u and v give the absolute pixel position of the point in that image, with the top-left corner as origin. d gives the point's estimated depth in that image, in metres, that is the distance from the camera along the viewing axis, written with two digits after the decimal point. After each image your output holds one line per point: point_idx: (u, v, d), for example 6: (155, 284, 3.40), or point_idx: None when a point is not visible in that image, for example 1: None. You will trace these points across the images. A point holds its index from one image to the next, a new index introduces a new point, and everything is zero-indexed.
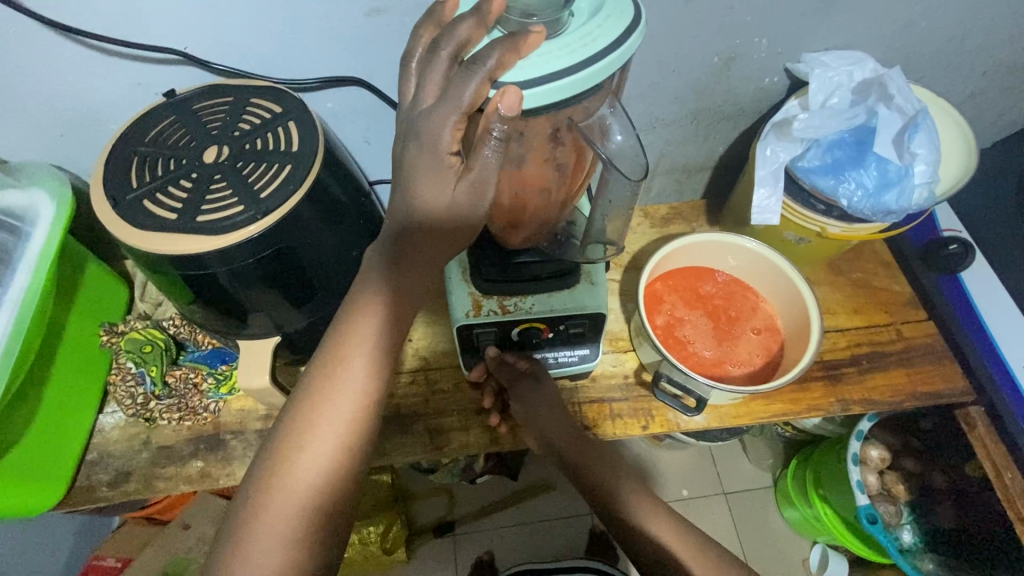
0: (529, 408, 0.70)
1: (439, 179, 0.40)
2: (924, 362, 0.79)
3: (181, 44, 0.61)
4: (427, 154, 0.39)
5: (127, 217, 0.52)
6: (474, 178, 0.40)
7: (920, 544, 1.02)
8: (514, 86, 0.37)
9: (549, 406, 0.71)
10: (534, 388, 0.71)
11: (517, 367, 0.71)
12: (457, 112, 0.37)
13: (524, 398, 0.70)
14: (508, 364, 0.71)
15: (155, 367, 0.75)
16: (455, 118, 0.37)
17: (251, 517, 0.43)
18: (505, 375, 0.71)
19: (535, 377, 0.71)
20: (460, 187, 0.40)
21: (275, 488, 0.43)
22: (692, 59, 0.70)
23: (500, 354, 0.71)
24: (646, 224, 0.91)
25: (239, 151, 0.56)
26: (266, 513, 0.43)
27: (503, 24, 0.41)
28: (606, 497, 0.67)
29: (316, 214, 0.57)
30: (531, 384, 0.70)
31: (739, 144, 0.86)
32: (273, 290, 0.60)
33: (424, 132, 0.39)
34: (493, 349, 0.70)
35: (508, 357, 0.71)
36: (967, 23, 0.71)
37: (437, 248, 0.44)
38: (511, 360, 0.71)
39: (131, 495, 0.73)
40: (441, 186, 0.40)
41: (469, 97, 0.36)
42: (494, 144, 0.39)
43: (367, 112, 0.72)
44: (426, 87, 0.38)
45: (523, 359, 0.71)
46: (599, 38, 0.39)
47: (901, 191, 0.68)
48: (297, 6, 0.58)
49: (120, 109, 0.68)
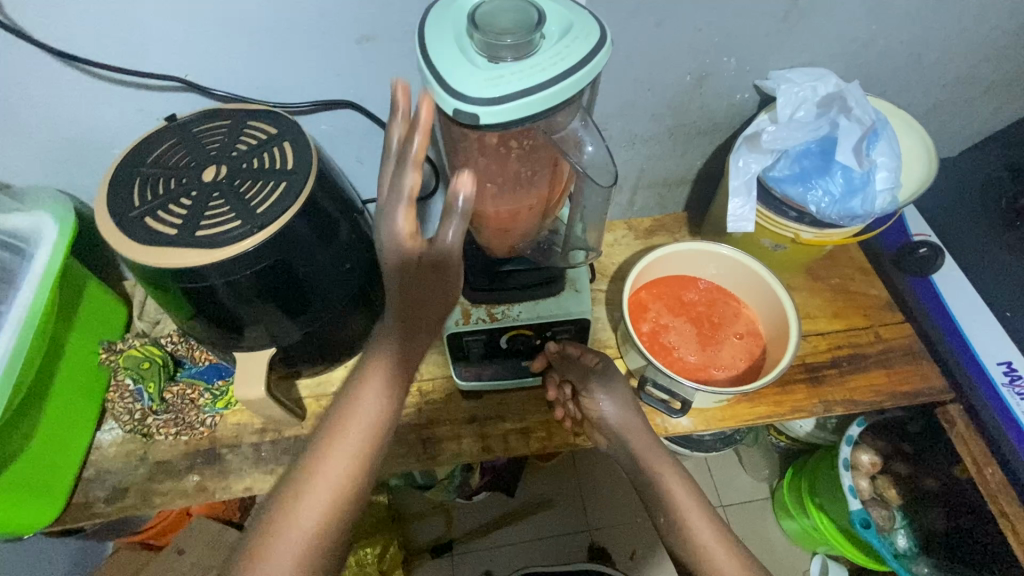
0: (595, 397, 0.69)
1: (397, 254, 0.46)
2: (902, 362, 0.82)
3: (182, 72, 0.65)
4: (391, 244, 0.46)
5: (129, 233, 0.55)
6: (440, 246, 0.47)
7: (915, 548, 1.02)
8: (466, 172, 0.44)
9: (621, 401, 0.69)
10: (606, 382, 0.69)
11: (583, 361, 0.70)
12: (406, 198, 0.44)
13: (593, 390, 0.69)
14: (571, 358, 0.70)
15: (153, 384, 0.77)
16: (404, 208, 0.44)
17: (259, 546, 0.48)
18: (571, 367, 0.70)
19: (603, 370, 0.70)
20: (427, 256, 0.47)
21: (283, 519, 0.49)
22: (666, 78, 0.74)
23: (564, 347, 0.70)
24: (631, 236, 0.95)
25: (237, 170, 0.59)
26: (274, 543, 0.48)
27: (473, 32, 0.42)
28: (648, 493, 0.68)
29: (310, 228, 0.60)
30: (600, 378, 0.69)
31: (716, 159, 0.90)
32: (269, 303, 0.62)
33: (385, 226, 0.45)
34: (556, 343, 0.71)
35: (571, 351, 0.70)
36: (922, 40, 0.76)
37: (422, 304, 0.51)
38: (574, 353, 0.70)
39: (128, 511, 0.74)
40: (398, 256, 0.46)
41: (410, 188, 0.43)
42: (456, 215, 0.46)
43: (359, 134, 0.75)
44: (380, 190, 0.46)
45: (589, 353, 0.70)
46: (566, 58, 0.41)
47: (865, 196, 0.72)
48: (292, 34, 0.62)
49: (122, 135, 0.71)
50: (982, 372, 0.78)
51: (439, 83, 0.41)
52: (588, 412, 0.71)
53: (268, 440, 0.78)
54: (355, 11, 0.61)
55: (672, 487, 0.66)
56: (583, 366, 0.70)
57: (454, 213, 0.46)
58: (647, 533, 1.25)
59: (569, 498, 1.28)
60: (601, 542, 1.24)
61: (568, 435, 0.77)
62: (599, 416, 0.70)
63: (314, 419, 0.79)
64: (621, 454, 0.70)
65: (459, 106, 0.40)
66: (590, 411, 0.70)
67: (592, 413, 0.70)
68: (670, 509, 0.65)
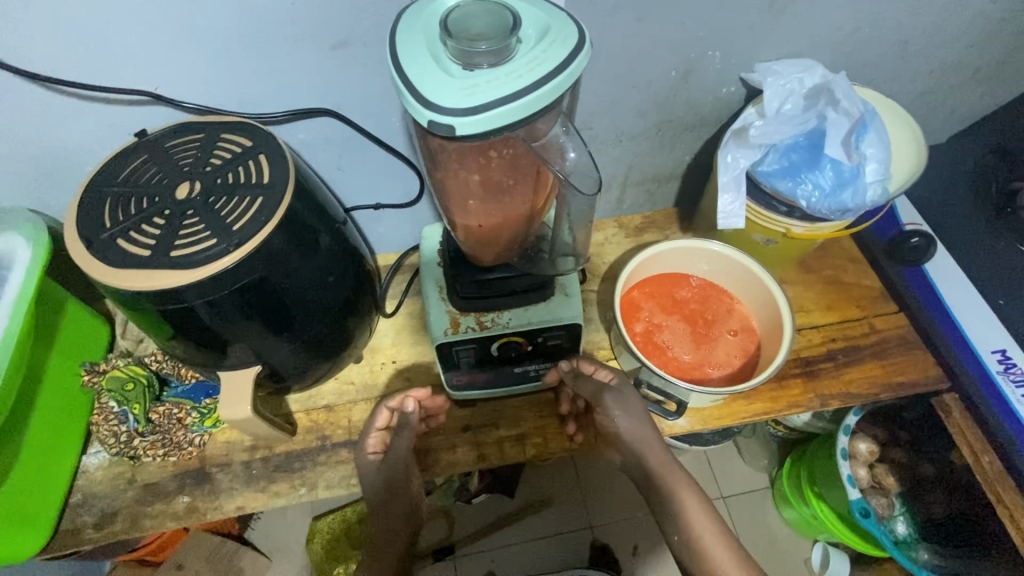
0: (610, 415, 0.70)
1: (380, 468, 0.72)
2: (898, 353, 0.81)
3: (151, 85, 0.63)
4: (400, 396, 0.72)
5: (101, 256, 0.53)
6: (393, 457, 0.71)
7: (914, 534, 1.02)
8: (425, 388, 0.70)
9: (634, 415, 0.69)
10: (618, 397, 0.69)
11: (597, 378, 0.69)
12: (380, 431, 0.73)
13: (608, 408, 0.70)
14: (584, 376, 0.70)
15: (137, 405, 0.76)
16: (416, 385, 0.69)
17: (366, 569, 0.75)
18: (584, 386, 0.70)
19: (617, 388, 0.70)
20: (386, 470, 0.72)
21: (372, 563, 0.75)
22: (651, 74, 0.73)
23: (578, 363, 0.70)
24: (621, 234, 0.94)
25: (210, 186, 0.57)
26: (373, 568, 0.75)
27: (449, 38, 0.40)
28: (661, 498, 0.69)
29: (290, 242, 0.59)
30: (614, 395, 0.69)
31: (705, 153, 0.88)
32: (252, 320, 0.60)
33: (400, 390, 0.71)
34: (571, 360, 0.70)
35: (585, 368, 0.69)
36: (908, 27, 0.75)
37: (399, 491, 0.73)
38: (588, 370, 0.69)
39: (118, 536, 0.72)
40: (378, 468, 0.72)
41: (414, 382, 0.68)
42: (406, 432, 0.71)
43: (339, 142, 0.73)
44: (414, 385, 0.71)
45: (603, 369, 0.70)
46: (544, 63, 0.39)
47: (855, 189, 0.71)
48: (264, 42, 0.60)
49: (93, 151, 0.69)
50: (975, 358, 0.79)
51: (414, 93, 0.39)
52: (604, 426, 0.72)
53: (259, 457, 0.76)
54: (328, 17, 0.59)
55: (689, 507, 0.66)
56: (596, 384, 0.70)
57: (404, 428, 0.71)
58: (648, 530, 1.24)
59: (569, 496, 1.28)
60: (603, 540, 1.24)
61: (564, 438, 0.77)
62: (615, 431, 0.71)
63: (305, 434, 0.78)
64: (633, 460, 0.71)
65: (434, 117, 0.38)
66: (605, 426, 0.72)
67: (606, 427, 0.72)
68: (684, 529, 0.66)
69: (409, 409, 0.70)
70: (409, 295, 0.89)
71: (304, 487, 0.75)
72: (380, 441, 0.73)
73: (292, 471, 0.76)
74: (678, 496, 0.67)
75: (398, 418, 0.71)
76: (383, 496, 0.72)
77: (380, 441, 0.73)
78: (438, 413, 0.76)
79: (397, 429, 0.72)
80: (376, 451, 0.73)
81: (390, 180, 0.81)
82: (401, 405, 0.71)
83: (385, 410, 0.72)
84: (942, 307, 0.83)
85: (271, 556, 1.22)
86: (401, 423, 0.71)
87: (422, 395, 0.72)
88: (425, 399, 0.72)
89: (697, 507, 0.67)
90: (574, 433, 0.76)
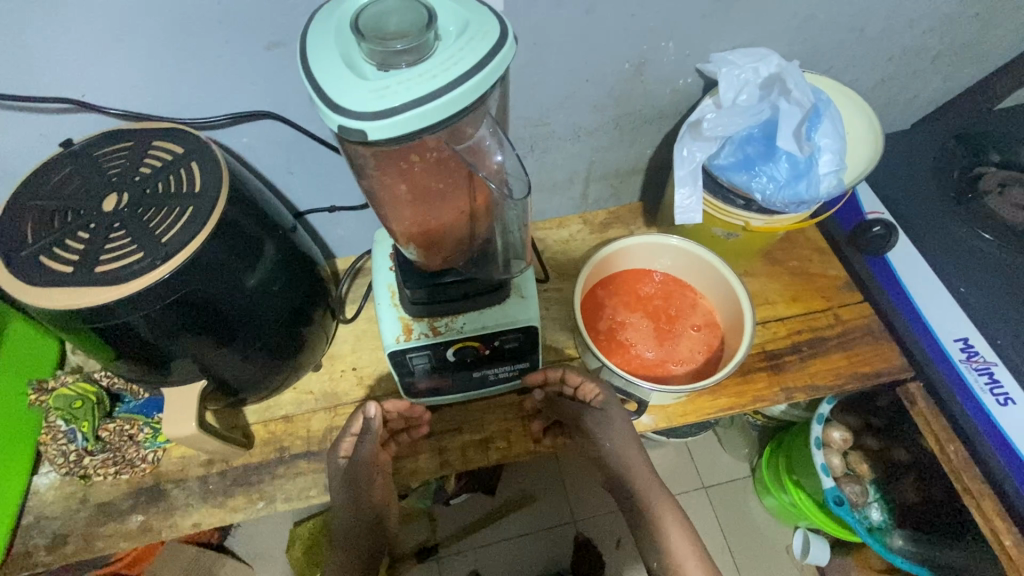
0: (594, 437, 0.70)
1: (344, 475, 0.65)
2: (863, 343, 0.81)
3: (77, 92, 0.60)
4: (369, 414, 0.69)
5: (24, 275, 0.51)
6: (355, 463, 0.65)
7: (889, 521, 1.02)
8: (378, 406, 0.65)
9: (617, 433, 0.67)
10: (601, 419, 0.69)
11: (583, 393, 0.70)
12: (356, 436, 0.67)
13: (591, 429, 0.70)
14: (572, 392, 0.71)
15: (86, 423, 0.73)
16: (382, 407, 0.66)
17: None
18: (569, 405, 0.71)
19: (599, 408, 0.69)
20: (349, 477, 0.65)
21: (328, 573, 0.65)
22: (604, 67, 0.71)
23: (563, 376, 0.71)
24: (586, 231, 0.93)
25: (139, 197, 0.55)
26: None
27: (362, 40, 0.39)
28: (637, 512, 0.66)
29: (228, 252, 0.56)
30: (595, 417, 0.69)
31: (666, 146, 0.87)
32: (195, 335, 0.58)
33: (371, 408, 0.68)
34: (557, 372, 0.71)
35: (572, 380, 0.70)
36: (863, 13, 0.73)
37: (363, 500, 0.66)
38: (575, 382, 0.70)
39: (70, 558, 0.70)
40: (342, 475, 0.65)
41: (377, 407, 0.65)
42: (368, 437, 0.65)
43: (285, 145, 0.71)
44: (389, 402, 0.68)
45: (588, 383, 0.70)
46: (460, 62, 0.37)
47: (811, 181, 0.70)
48: (193, 45, 0.58)
49: (25, 162, 0.66)
50: (937, 344, 0.79)
51: (324, 97, 0.37)
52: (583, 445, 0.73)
53: (215, 471, 0.75)
54: (258, 16, 0.56)
55: (669, 528, 0.62)
56: (580, 401, 0.71)
57: (369, 434, 0.65)
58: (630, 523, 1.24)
59: (551, 492, 1.27)
60: (586, 534, 1.23)
61: (528, 442, 0.76)
62: (599, 453, 0.70)
63: (264, 446, 0.76)
64: (613, 472, 0.69)
65: (343, 122, 0.37)
66: (590, 446, 0.72)
67: (591, 449, 0.71)
68: (663, 553, 0.62)
69: (371, 413, 0.64)
70: (370, 299, 0.87)
71: (262, 501, 0.73)
72: (353, 446, 0.67)
73: (250, 485, 0.74)
74: (659, 517, 0.63)
75: (362, 423, 0.66)
76: (345, 504, 0.65)
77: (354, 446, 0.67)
78: (416, 425, 0.74)
79: (360, 435, 0.66)
80: (347, 455, 0.67)
81: (343, 183, 0.78)
82: (366, 410, 0.65)
83: (360, 415, 0.66)
84: (903, 292, 0.83)
85: (252, 564, 1.20)
86: (365, 428, 0.65)
87: (390, 405, 0.67)
88: (397, 409, 0.69)
89: (678, 527, 0.62)
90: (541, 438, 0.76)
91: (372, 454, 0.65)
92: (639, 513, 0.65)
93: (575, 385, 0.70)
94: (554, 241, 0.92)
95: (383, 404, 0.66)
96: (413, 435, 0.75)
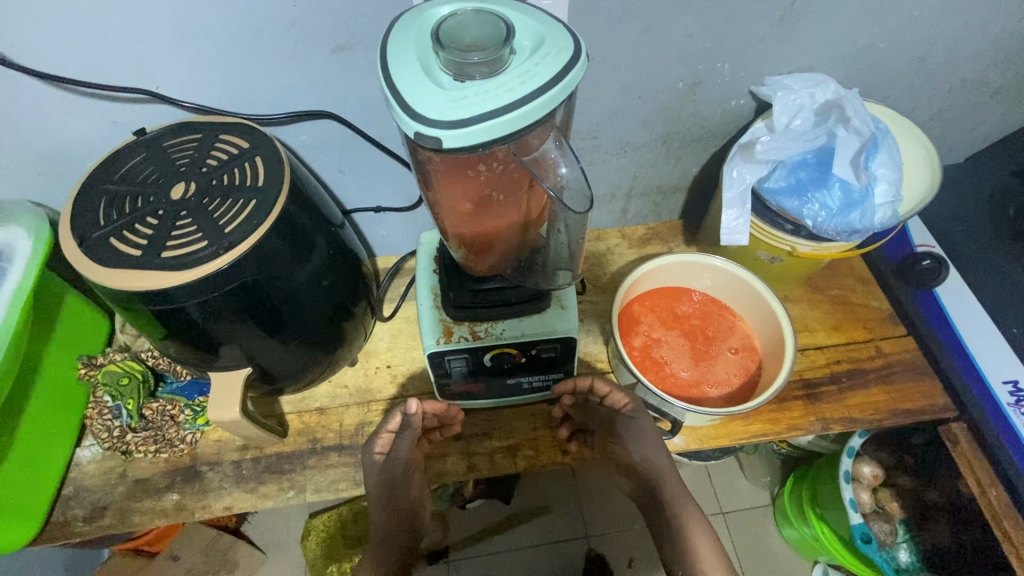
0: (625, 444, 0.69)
1: (381, 469, 0.66)
2: (905, 378, 0.79)
3: (153, 84, 0.63)
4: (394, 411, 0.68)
5: (93, 255, 0.54)
6: (392, 460, 0.66)
7: (917, 563, 0.97)
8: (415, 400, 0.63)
9: (646, 438, 0.67)
10: (630, 425, 0.68)
11: (611, 400, 0.69)
12: (392, 432, 0.67)
13: (621, 435, 0.69)
14: (598, 399, 0.69)
15: (132, 400, 0.76)
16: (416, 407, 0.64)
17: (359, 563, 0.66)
18: (598, 411, 0.71)
19: (630, 415, 0.68)
20: (387, 473, 0.66)
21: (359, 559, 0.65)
22: (658, 84, 0.72)
23: (592, 385, 0.69)
24: (624, 245, 0.92)
25: (206, 187, 0.57)
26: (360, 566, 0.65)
27: (445, 49, 0.40)
28: (663, 517, 0.65)
29: (285, 245, 0.58)
30: (625, 422, 0.68)
31: (712, 167, 0.87)
32: (245, 321, 0.60)
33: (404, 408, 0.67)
34: (586, 381, 0.69)
35: (600, 388, 0.69)
36: (926, 44, 0.72)
37: (399, 498, 0.67)
38: (603, 390, 0.69)
39: (106, 530, 0.72)
40: (379, 469, 0.66)
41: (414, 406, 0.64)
42: (407, 434, 0.66)
43: (339, 144, 0.73)
44: (424, 404, 0.67)
45: (618, 393, 0.69)
46: (537, 76, 0.38)
47: (864, 210, 0.70)
48: (264, 44, 0.60)
49: (97, 148, 0.69)
50: (979, 375, 0.79)
51: (402, 103, 0.39)
52: (610, 451, 0.73)
53: (249, 457, 0.76)
54: (328, 20, 0.58)
55: (693, 537, 0.62)
56: (609, 408, 0.70)
57: (407, 429, 0.65)
58: (646, 542, 1.22)
59: (567, 504, 1.26)
60: (600, 551, 1.22)
61: (556, 453, 0.75)
62: (629, 460, 0.70)
63: (297, 436, 0.78)
64: (641, 477, 0.69)
65: (419, 129, 0.38)
66: (618, 452, 0.71)
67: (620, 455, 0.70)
68: (687, 561, 0.61)
69: (411, 410, 0.64)
70: (407, 299, 0.89)
71: (292, 490, 0.74)
72: (388, 442, 0.68)
73: (281, 473, 0.75)
74: (684, 525, 0.63)
75: (399, 421, 0.66)
76: (382, 502, 0.66)
77: (389, 442, 0.68)
78: (449, 423, 0.73)
79: (398, 431, 0.67)
80: (382, 451, 0.68)
81: (391, 185, 0.80)
82: (405, 406, 0.65)
83: (398, 412, 0.66)
84: (945, 319, 0.84)
85: (266, 551, 1.22)
86: (404, 425, 0.66)
87: (428, 404, 0.67)
88: (433, 408, 0.68)
89: (703, 534, 0.62)
90: (570, 447, 0.75)
91: (409, 450, 0.67)
92: (664, 520, 0.65)
93: (603, 395, 0.69)
94: (590, 254, 0.92)
95: (422, 402, 0.66)
96: (445, 433, 0.75)
